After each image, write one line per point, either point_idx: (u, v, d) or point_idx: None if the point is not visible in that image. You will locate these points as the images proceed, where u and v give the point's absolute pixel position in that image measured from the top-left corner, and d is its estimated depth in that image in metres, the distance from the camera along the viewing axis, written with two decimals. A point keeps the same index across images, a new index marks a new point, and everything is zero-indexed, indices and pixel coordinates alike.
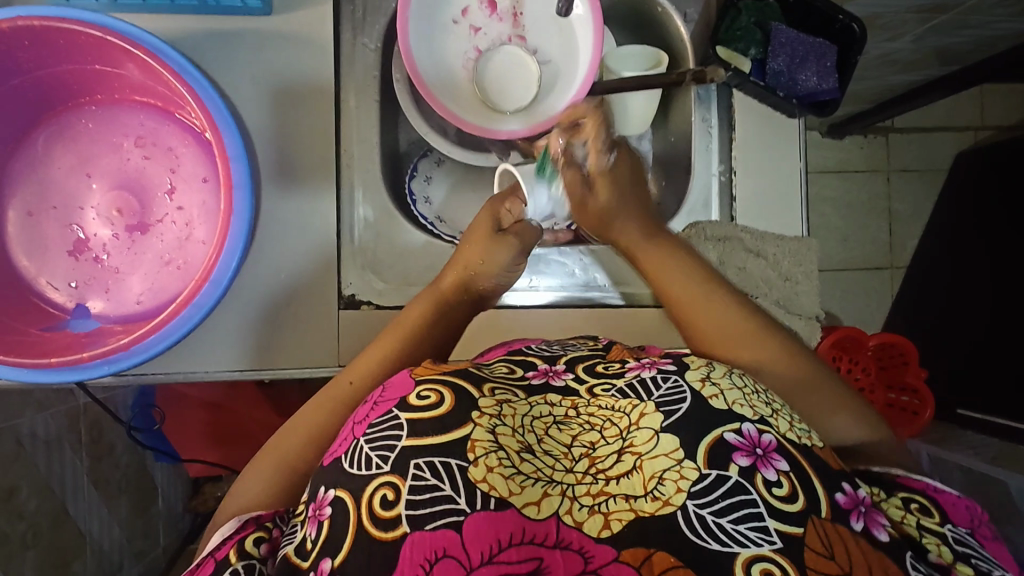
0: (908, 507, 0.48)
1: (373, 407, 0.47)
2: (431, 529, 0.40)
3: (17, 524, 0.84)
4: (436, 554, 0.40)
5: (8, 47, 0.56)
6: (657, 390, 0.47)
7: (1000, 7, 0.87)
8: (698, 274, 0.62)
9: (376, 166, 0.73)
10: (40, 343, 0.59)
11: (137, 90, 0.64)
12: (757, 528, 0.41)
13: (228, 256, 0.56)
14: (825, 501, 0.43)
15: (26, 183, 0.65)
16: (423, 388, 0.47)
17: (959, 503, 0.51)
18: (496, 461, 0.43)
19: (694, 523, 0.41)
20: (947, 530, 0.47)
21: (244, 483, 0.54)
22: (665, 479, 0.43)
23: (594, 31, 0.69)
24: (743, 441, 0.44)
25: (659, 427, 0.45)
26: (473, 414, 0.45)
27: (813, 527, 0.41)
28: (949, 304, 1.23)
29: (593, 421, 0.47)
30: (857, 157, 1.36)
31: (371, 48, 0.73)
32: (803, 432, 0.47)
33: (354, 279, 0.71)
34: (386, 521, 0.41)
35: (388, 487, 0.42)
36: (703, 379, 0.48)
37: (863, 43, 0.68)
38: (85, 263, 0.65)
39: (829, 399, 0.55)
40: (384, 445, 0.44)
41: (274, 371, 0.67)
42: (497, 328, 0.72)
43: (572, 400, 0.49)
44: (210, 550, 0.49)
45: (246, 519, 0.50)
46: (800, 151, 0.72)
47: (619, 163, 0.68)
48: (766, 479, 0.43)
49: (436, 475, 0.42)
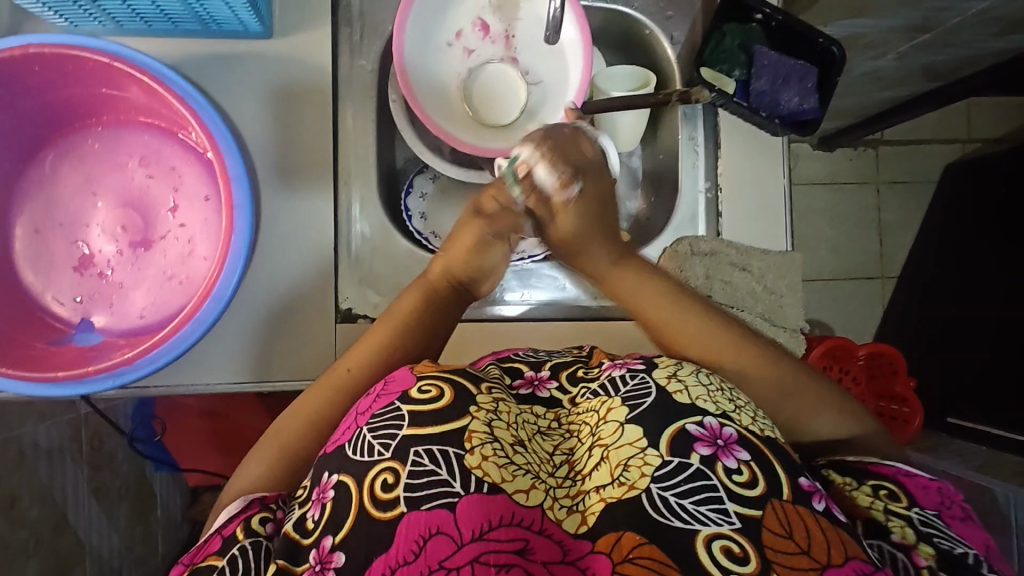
0: (876, 494, 0.50)
1: (377, 399, 0.49)
2: (427, 509, 0.42)
3: (17, 531, 0.84)
4: (430, 530, 0.42)
5: (18, 72, 0.58)
6: (624, 387, 0.50)
7: (981, 28, 0.88)
8: (666, 289, 0.64)
9: (374, 181, 0.75)
10: (44, 356, 0.61)
11: (142, 111, 0.66)
12: (719, 509, 0.43)
13: (229, 273, 0.58)
14: (786, 484, 0.45)
15: (32, 201, 0.67)
16: (425, 383, 0.49)
17: (930, 486, 0.52)
18: (491, 451, 0.45)
19: (658, 504, 0.43)
20: (914, 513, 0.49)
21: (246, 467, 0.57)
22: (629, 466, 0.45)
23: (584, 54, 0.71)
24: (705, 432, 0.46)
25: (624, 419, 0.48)
26: (471, 407, 0.47)
27: (772, 509, 0.44)
28: (937, 314, 1.25)
29: (573, 428, 0.51)
30: (847, 169, 1.39)
31: (368, 69, 0.75)
32: (765, 425, 0.50)
33: (352, 293, 0.73)
34: (385, 503, 0.43)
35: (388, 472, 0.44)
36: (668, 376, 0.50)
37: (843, 65, 0.72)
38: (89, 279, 0.67)
39: (809, 401, 0.58)
40: (386, 434, 0.46)
41: (268, 384, 0.69)
42: (487, 337, 0.74)
43: (555, 412, 0.53)
44: (217, 527, 0.50)
45: (251, 500, 0.52)
46: (783, 167, 0.74)
47: (587, 193, 0.67)
48: (727, 467, 0.45)
49: (433, 461, 0.44)
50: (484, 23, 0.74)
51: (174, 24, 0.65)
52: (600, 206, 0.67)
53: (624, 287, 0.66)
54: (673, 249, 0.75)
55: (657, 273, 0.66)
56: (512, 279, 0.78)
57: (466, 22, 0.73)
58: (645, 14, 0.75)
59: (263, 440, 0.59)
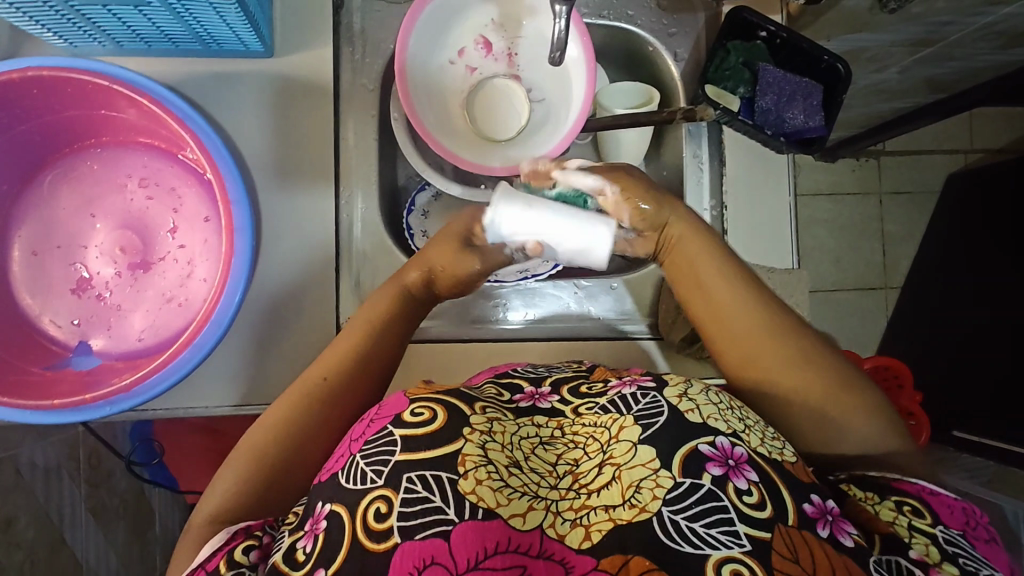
0: (900, 509, 0.49)
1: (370, 425, 0.49)
2: (421, 539, 0.42)
3: (13, 553, 0.84)
4: (424, 561, 0.41)
5: (17, 95, 0.57)
6: (637, 404, 0.50)
7: (983, 42, 0.88)
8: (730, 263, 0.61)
9: (375, 198, 0.74)
10: (41, 381, 0.60)
11: (141, 132, 0.66)
12: (728, 532, 0.43)
13: (229, 296, 0.58)
14: (791, 509, 0.45)
15: (30, 222, 0.66)
16: (417, 405, 0.48)
17: (956, 505, 0.51)
18: (485, 474, 0.44)
19: (669, 528, 0.43)
20: (938, 531, 0.47)
21: (218, 481, 0.54)
22: (641, 488, 0.45)
23: (586, 71, 0.70)
24: (716, 453, 0.46)
25: (637, 439, 0.47)
26: (463, 431, 0.46)
27: (781, 534, 0.43)
28: (937, 328, 1.25)
29: (577, 439, 0.49)
30: (849, 179, 1.38)
31: (369, 88, 0.74)
32: (774, 448, 0.49)
33: (352, 312, 0.72)
34: (379, 534, 0.42)
35: (382, 500, 0.43)
36: (680, 395, 0.50)
37: (848, 82, 0.71)
38: (87, 300, 0.66)
39: (866, 405, 0.55)
40: (379, 461, 0.45)
41: (263, 407, 0.68)
42: (491, 354, 0.74)
43: (558, 420, 0.51)
44: (198, 562, 0.48)
45: (235, 530, 0.50)
46: (788, 185, 0.74)
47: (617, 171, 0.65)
48: (738, 488, 0.44)
49: (426, 488, 0.43)
50: (487, 40, 0.73)
51: (174, 45, 0.65)
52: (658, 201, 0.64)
53: (677, 256, 0.63)
54: None
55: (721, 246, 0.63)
56: (517, 298, 0.77)
57: (469, 39, 0.73)
58: (648, 31, 0.75)
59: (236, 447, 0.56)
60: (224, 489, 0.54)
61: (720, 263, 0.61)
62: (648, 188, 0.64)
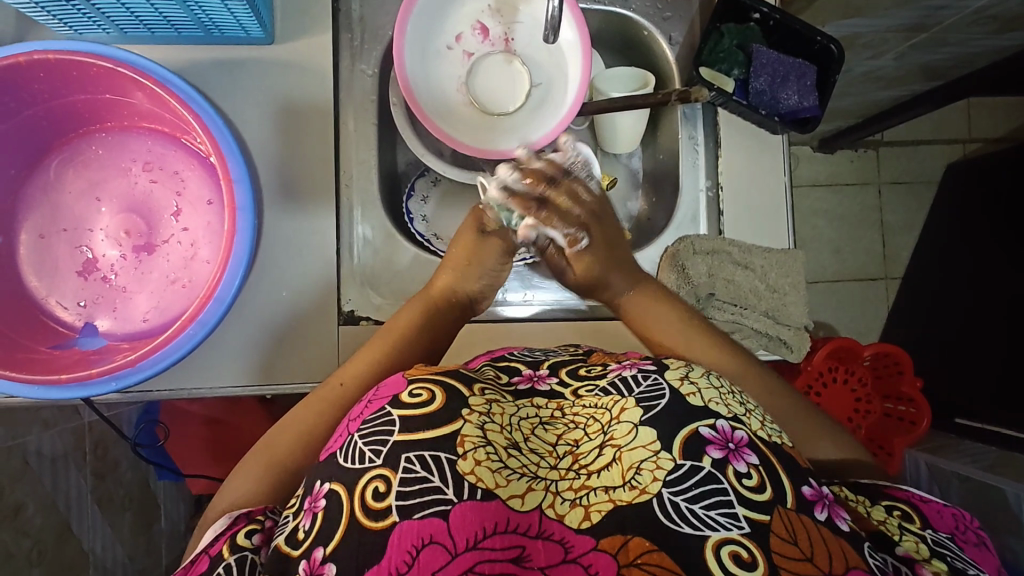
0: (890, 513, 0.51)
1: (368, 405, 0.49)
2: (420, 518, 0.42)
3: (21, 541, 0.86)
4: (422, 540, 0.41)
5: (23, 79, 0.59)
6: (638, 386, 0.51)
7: (977, 26, 0.88)
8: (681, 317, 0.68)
9: (374, 186, 0.75)
10: (48, 360, 0.61)
11: (146, 117, 0.67)
12: (728, 514, 0.43)
13: (232, 274, 0.59)
14: (790, 493, 0.46)
15: (36, 208, 0.68)
16: (415, 387, 0.49)
17: (944, 511, 0.54)
18: (484, 455, 0.45)
19: (668, 508, 0.44)
20: (927, 533, 0.50)
21: (236, 481, 0.56)
22: (642, 469, 0.45)
23: (582, 53, 0.71)
24: (716, 436, 0.47)
25: (638, 420, 0.48)
26: (463, 410, 0.47)
27: (779, 516, 0.44)
28: (938, 314, 1.26)
29: (577, 420, 0.51)
30: (849, 169, 1.38)
31: (369, 74, 0.75)
32: (773, 430, 0.51)
33: (353, 295, 0.73)
34: (377, 512, 0.43)
35: (380, 480, 0.44)
36: (681, 378, 0.51)
37: (841, 62, 0.71)
38: (93, 282, 0.67)
39: (814, 429, 0.60)
40: (377, 440, 0.46)
41: (275, 387, 0.69)
42: (491, 337, 0.74)
43: (558, 403, 0.53)
44: (204, 546, 0.50)
45: (236, 516, 0.51)
46: (784, 165, 0.75)
47: (596, 242, 0.70)
48: (737, 471, 0.45)
49: (426, 467, 0.44)
50: (483, 26, 0.74)
51: (176, 31, 0.66)
52: (612, 253, 0.71)
53: (639, 313, 0.70)
54: (675, 249, 0.75)
55: (668, 295, 0.70)
56: (515, 279, 0.78)
57: (466, 26, 0.74)
58: (643, 16, 0.76)
59: (254, 449, 0.59)
60: (241, 489, 0.55)
61: (670, 317, 0.68)
62: (606, 239, 0.71)
